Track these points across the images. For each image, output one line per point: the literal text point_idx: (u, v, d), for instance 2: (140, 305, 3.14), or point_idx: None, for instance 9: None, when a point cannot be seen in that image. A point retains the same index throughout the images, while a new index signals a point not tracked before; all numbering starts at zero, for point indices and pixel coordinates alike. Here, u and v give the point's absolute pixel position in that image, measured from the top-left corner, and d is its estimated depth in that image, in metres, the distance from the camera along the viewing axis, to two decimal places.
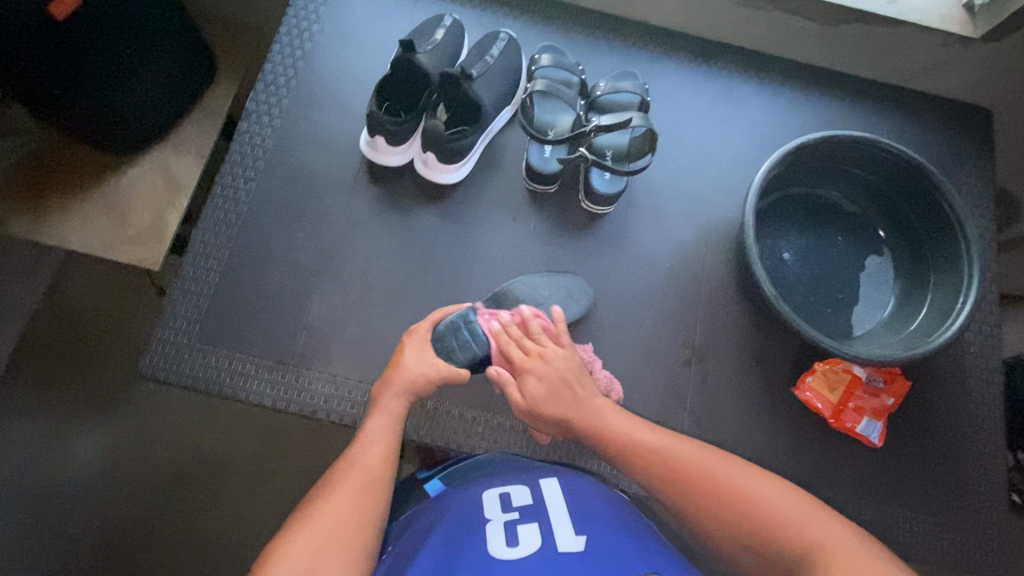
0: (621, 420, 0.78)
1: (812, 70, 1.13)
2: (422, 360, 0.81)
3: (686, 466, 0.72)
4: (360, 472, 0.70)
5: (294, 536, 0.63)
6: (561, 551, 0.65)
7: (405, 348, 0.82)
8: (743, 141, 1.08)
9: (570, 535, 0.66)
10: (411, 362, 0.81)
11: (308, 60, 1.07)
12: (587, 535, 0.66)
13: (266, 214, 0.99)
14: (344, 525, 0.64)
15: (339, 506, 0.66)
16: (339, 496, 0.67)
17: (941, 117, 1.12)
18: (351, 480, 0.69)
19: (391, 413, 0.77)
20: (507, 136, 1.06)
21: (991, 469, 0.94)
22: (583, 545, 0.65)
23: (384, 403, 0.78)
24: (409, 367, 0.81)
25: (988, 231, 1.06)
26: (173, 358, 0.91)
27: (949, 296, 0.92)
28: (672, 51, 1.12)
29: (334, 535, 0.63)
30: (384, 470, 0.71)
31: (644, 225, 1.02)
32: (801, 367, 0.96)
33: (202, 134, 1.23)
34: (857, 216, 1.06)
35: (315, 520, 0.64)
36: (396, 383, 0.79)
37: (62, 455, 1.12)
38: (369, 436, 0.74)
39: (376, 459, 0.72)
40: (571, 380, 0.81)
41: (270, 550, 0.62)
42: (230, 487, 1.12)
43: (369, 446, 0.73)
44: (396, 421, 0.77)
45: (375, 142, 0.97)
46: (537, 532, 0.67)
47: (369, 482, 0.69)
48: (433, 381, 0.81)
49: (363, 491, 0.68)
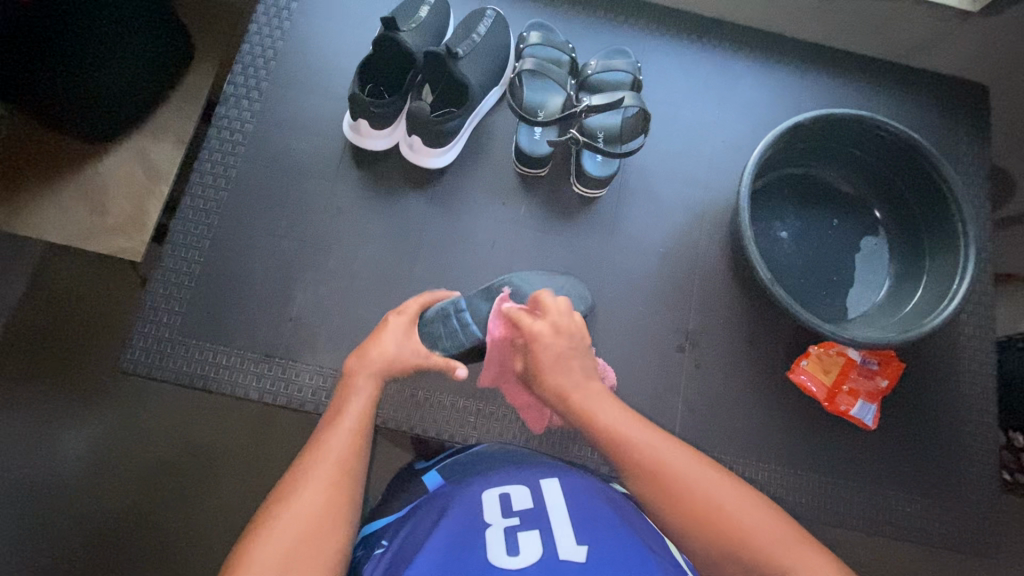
0: (614, 418, 0.70)
1: (809, 46, 1.10)
2: (393, 340, 0.79)
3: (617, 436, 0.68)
4: (337, 453, 0.66)
5: (271, 535, 0.58)
6: (561, 560, 0.58)
7: (388, 325, 0.80)
8: (738, 120, 1.06)
9: (573, 544, 0.61)
10: (383, 339, 0.79)
11: (287, 41, 1.03)
12: (589, 545, 0.60)
13: (246, 202, 0.96)
14: (325, 513, 0.61)
15: (316, 495, 0.62)
16: (311, 490, 0.62)
17: (939, 93, 1.09)
18: (324, 471, 0.64)
19: (367, 393, 0.74)
20: (495, 118, 1.02)
21: (983, 449, 0.95)
22: (585, 556, 0.59)
23: (358, 382, 0.75)
24: (388, 344, 0.78)
25: (983, 211, 1.05)
26: (155, 352, 0.88)
27: (944, 278, 0.91)
28: (664, 28, 1.09)
29: (309, 535, 0.59)
30: (361, 450, 0.68)
31: (636, 208, 1.00)
32: (796, 351, 0.95)
33: (182, 120, 1.18)
34: (853, 196, 1.04)
35: (292, 513, 0.60)
36: (372, 361, 0.76)
37: (50, 450, 1.10)
38: (343, 415, 0.71)
39: (354, 441, 0.68)
40: (557, 369, 0.74)
41: (239, 553, 0.58)
42: (221, 478, 1.11)
43: (342, 432, 0.69)
44: (372, 400, 0.74)
45: (357, 125, 0.94)
46: (537, 538, 0.61)
47: (348, 463, 0.66)
48: (410, 359, 0.79)
49: (340, 474, 0.65)
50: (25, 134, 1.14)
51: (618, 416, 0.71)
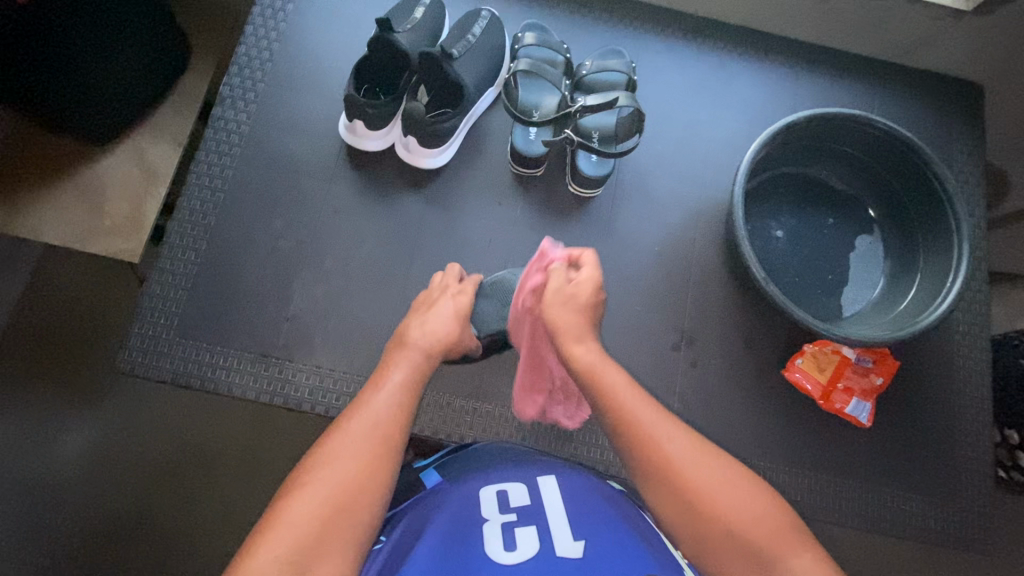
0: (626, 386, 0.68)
1: (803, 45, 1.10)
2: (443, 319, 0.76)
3: (639, 426, 0.65)
4: (374, 426, 0.63)
5: (302, 502, 0.56)
6: (559, 557, 0.59)
7: (439, 304, 0.78)
8: (733, 120, 1.06)
9: (569, 540, 0.61)
10: (433, 316, 0.76)
11: (283, 42, 1.03)
12: (585, 541, 0.61)
13: (242, 203, 0.96)
14: (358, 487, 0.58)
15: (350, 465, 0.59)
16: (350, 459, 0.60)
17: (933, 92, 1.10)
18: (361, 441, 0.61)
19: (413, 367, 0.70)
20: (491, 118, 1.03)
21: (977, 446, 0.95)
22: (582, 551, 0.60)
23: (405, 356, 0.71)
24: (438, 324, 0.75)
25: (976, 210, 1.05)
26: (152, 353, 0.89)
27: (938, 277, 0.91)
28: (659, 28, 1.09)
29: (341, 505, 0.57)
30: (401, 425, 0.65)
31: (632, 208, 1.00)
32: (791, 349, 0.96)
33: (179, 121, 1.18)
34: (848, 195, 1.04)
35: (326, 482, 0.58)
36: (421, 340, 0.73)
37: (49, 451, 1.10)
38: (385, 388, 0.68)
39: (395, 416, 0.65)
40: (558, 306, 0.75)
41: (269, 516, 0.56)
42: (219, 478, 1.11)
43: (383, 402, 0.66)
44: (418, 376, 0.70)
45: (353, 126, 0.94)
46: (534, 535, 0.62)
47: (385, 437, 0.63)
48: (453, 342, 0.76)
49: (377, 448, 0.62)
50: (23, 134, 1.15)
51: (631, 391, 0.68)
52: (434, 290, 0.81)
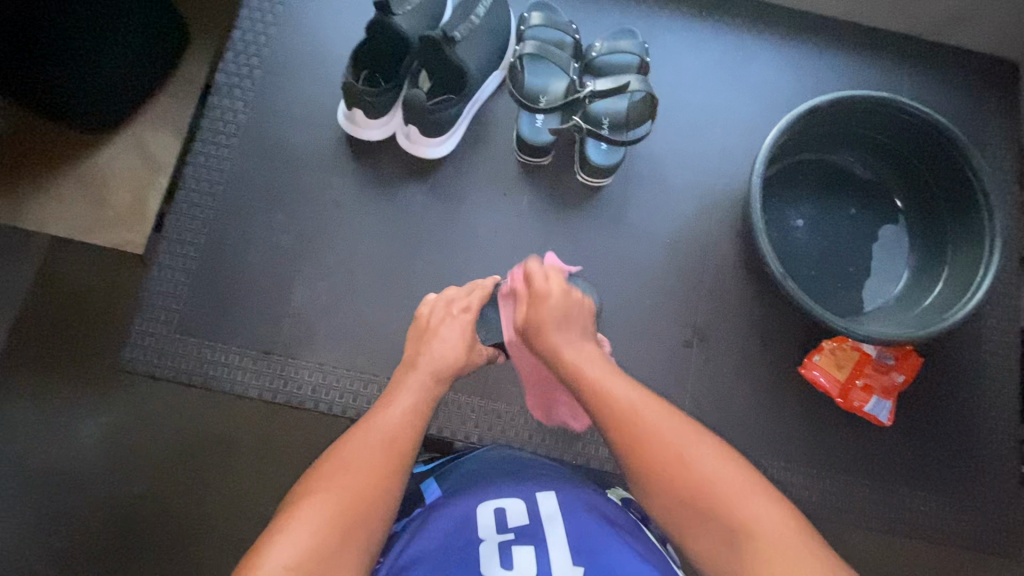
0: (623, 386, 0.65)
1: (828, 21, 1.04)
2: (451, 342, 0.75)
3: (644, 419, 0.61)
4: (380, 441, 0.63)
5: (303, 515, 0.55)
6: None
7: (443, 324, 0.76)
8: (752, 101, 1.01)
9: (569, 564, 0.58)
10: (440, 339, 0.75)
11: (280, 26, 1.00)
12: (585, 567, 0.58)
13: (242, 196, 0.94)
14: (360, 503, 0.57)
15: (353, 480, 0.59)
16: (358, 475, 0.59)
17: (966, 72, 1.03)
18: (366, 456, 0.61)
19: (419, 390, 0.70)
20: (495, 104, 0.99)
21: (1002, 446, 0.92)
22: None
23: (413, 379, 0.71)
24: (446, 344, 0.74)
25: (1009, 197, 1.00)
26: (154, 350, 0.88)
27: (967, 270, 0.86)
28: (675, 5, 1.03)
29: (348, 524, 0.56)
30: (408, 442, 0.64)
31: (644, 197, 0.96)
32: (809, 345, 0.92)
33: (180, 108, 1.15)
34: (872, 183, 0.99)
35: (327, 497, 0.57)
36: (427, 363, 0.72)
37: (63, 438, 1.07)
38: (392, 408, 0.67)
39: (402, 433, 0.65)
40: (545, 334, 0.71)
41: (269, 531, 0.55)
42: (235, 466, 1.07)
43: (388, 420, 0.65)
44: (426, 399, 0.70)
45: (353, 115, 0.91)
46: (532, 556, 0.59)
47: (390, 453, 0.62)
48: (462, 366, 0.75)
49: (382, 465, 0.61)
50: (26, 122, 1.12)
51: (609, 374, 0.67)
52: (436, 312, 0.78)
